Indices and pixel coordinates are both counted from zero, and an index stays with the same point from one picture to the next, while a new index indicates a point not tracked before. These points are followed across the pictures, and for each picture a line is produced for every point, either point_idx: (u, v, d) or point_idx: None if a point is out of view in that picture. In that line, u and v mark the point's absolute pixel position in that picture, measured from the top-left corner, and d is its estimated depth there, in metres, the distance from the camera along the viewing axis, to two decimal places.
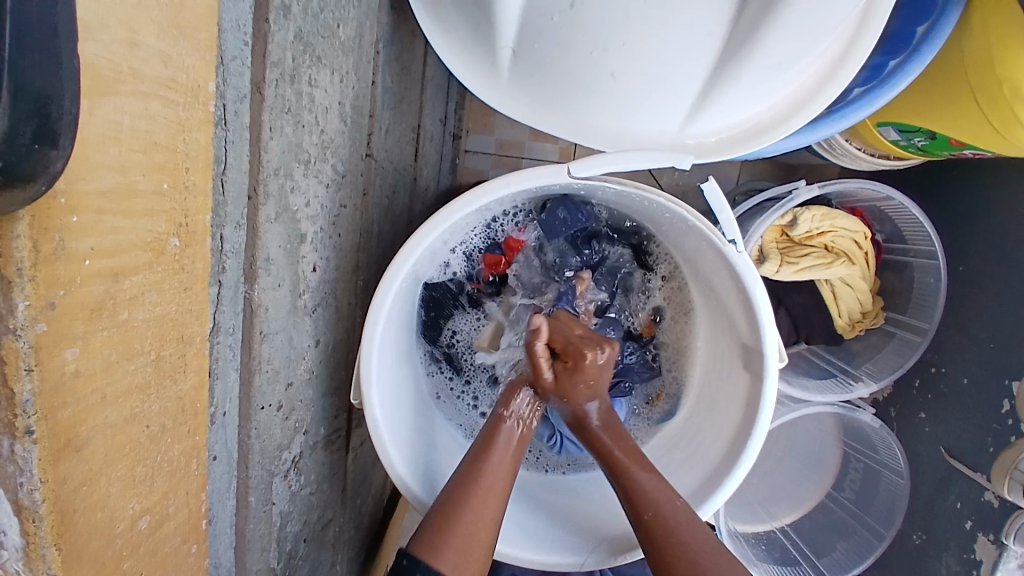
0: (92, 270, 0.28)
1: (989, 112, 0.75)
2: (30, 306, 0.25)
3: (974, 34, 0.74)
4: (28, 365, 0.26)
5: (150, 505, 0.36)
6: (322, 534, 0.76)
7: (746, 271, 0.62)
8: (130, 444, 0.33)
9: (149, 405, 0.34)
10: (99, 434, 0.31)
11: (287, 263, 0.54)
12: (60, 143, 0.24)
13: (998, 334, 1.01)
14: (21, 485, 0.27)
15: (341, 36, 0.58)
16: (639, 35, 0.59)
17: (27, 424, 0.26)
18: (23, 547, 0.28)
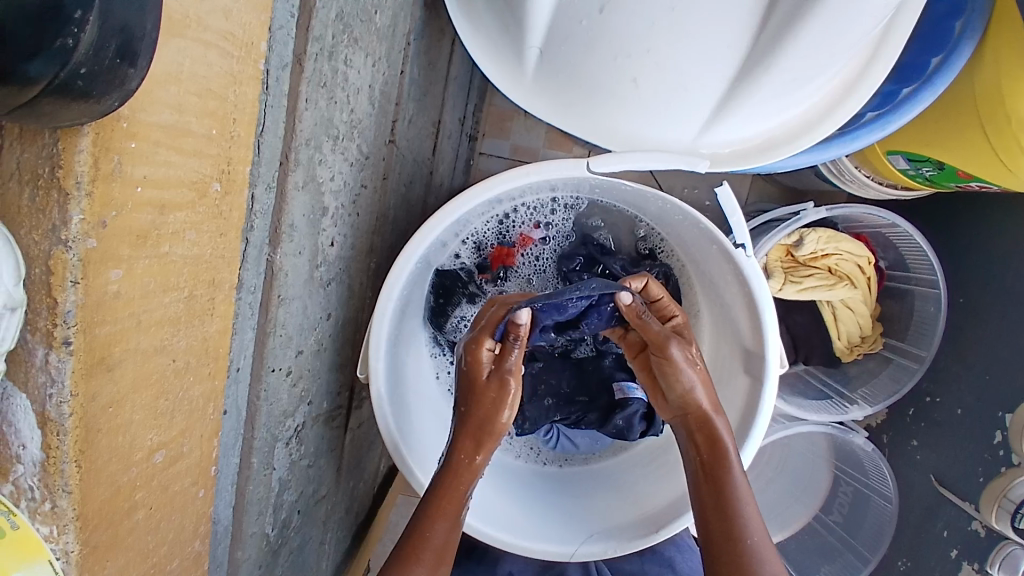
0: (145, 197, 0.30)
1: (994, 143, 0.77)
2: (84, 221, 0.27)
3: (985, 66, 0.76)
4: (75, 278, 0.27)
5: (167, 440, 0.37)
6: (315, 510, 0.77)
7: (752, 275, 0.64)
8: (157, 375, 0.35)
9: (177, 341, 0.36)
10: (130, 359, 0.32)
11: (308, 233, 0.56)
12: (138, 63, 0.26)
13: (994, 366, 1.02)
14: (51, 397, 0.29)
15: (377, 23, 0.60)
16: (663, 42, 0.61)
17: (65, 335, 0.28)
18: (42, 460, 0.30)
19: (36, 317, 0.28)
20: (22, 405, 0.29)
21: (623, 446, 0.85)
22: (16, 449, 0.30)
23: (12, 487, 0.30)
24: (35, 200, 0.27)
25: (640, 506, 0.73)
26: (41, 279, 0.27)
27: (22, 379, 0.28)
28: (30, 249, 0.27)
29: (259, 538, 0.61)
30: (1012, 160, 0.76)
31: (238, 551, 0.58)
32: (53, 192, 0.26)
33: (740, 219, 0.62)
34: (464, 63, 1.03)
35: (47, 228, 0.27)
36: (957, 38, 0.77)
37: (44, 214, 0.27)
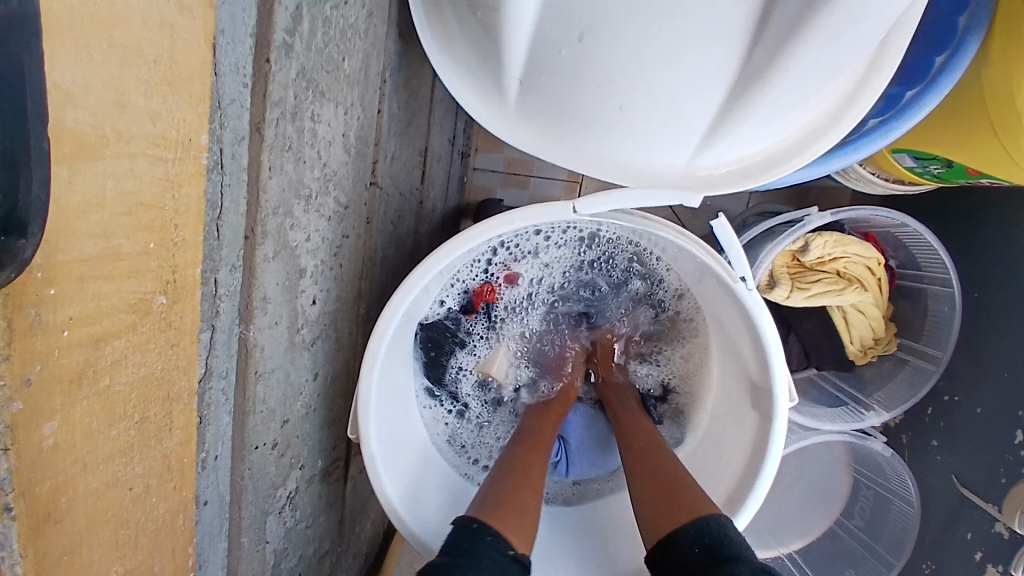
0: (65, 330, 0.28)
1: (1005, 143, 0.72)
2: (5, 386, 0.25)
3: (993, 64, 0.71)
4: (4, 444, 0.25)
5: (133, 566, 0.35)
6: (318, 566, 0.74)
7: (755, 309, 0.60)
8: (113, 509, 0.33)
9: (133, 468, 0.35)
10: (79, 503, 0.30)
11: (285, 300, 0.53)
12: (29, 231, 0.24)
13: (1014, 364, 0.98)
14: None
15: (347, 69, 0.57)
16: (650, 70, 0.58)
17: (6, 502, 0.26)
18: None
19: None
20: None
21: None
22: None
23: None
24: None
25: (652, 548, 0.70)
26: None
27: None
28: None
29: None
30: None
31: None
32: None
33: (739, 253, 0.58)
34: None
35: None
36: (962, 33, 0.72)
37: None
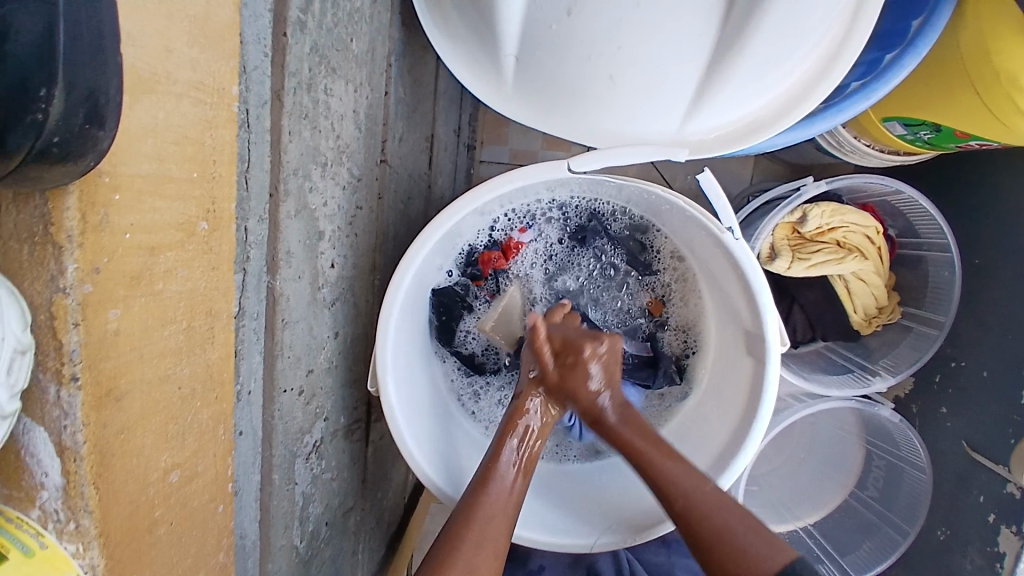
0: (122, 234, 0.33)
1: (987, 102, 0.76)
2: (78, 268, 0.31)
3: (967, 27, 0.76)
4: (75, 319, 0.32)
5: (180, 461, 0.41)
6: (344, 522, 0.79)
7: (743, 256, 0.64)
8: (164, 402, 0.39)
9: (182, 369, 0.40)
10: (137, 388, 0.36)
11: (306, 258, 0.59)
12: (106, 125, 0.31)
13: (1011, 327, 1.01)
14: (66, 427, 0.32)
15: (355, 50, 0.63)
16: (632, 38, 0.63)
17: (72, 371, 0.32)
18: (63, 485, 0.33)
19: (44, 358, 0.32)
20: (43, 437, 0.33)
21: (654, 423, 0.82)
22: (40, 477, 0.33)
23: (39, 512, 0.34)
24: (34, 254, 0.32)
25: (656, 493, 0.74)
26: (45, 323, 0.32)
27: (37, 414, 0.33)
28: (33, 298, 0.32)
29: (288, 552, 0.64)
30: (1006, 116, 0.76)
31: (268, 564, 0.60)
32: (48, 246, 0.31)
33: (723, 203, 0.62)
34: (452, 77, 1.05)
35: (47, 278, 0.31)
36: None
37: (42, 265, 0.31)
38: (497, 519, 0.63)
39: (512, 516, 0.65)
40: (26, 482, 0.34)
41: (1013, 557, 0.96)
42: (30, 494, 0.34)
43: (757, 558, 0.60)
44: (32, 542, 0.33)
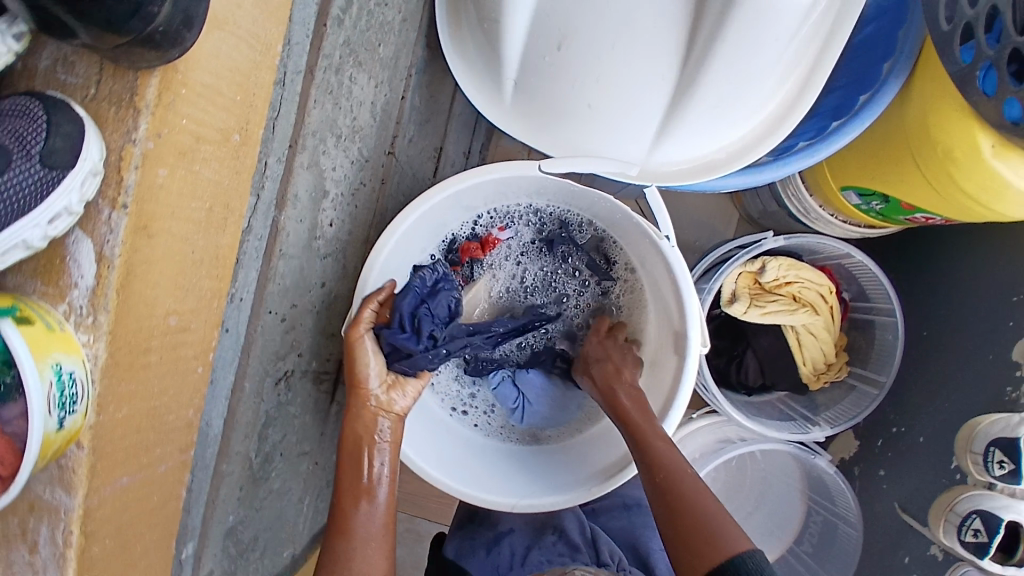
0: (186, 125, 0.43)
1: (926, 172, 0.87)
2: (148, 128, 0.40)
3: (914, 99, 0.86)
4: (137, 164, 0.40)
5: (180, 308, 0.48)
6: (297, 463, 0.87)
7: (676, 263, 0.75)
8: (182, 257, 0.47)
9: (196, 240, 0.48)
10: (164, 237, 0.44)
11: (309, 207, 0.71)
12: (193, 30, 0.39)
13: (953, 395, 1.04)
14: (108, 241, 0.40)
15: (381, 54, 0.78)
16: (608, 74, 0.77)
17: (125, 200, 0.40)
18: (94, 286, 0.41)
19: (107, 186, 0.40)
20: (86, 246, 0.40)
21: (591, 417, 0.91)
22: (75, 278, 0.41)
23: (65, 308, 0.41)
24: (116, 112, 0.40)
25: (584, 471, 0.82)
26: (113, 163, 0.40)
27: (88, 228, 0.40)
28: (109, 143, 0.40)
29: (242, 461, 0.72)
30: (941, 186, 0.86)
31: (223, 463, 0.69)
32: (130, 109, 0.39)
33: (663, 212, 0.74)
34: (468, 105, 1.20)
35: (123, 130, 0.39)
36: (888, 76, 0.88)
37: (121, 121, 0.40)
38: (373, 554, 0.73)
39: (386, 547, 0.74)
40: (61, 282, 0.41)
41: None
42: (60, 292, 0.41)
43: (720, 543, 0.68)
44: (53, 325, 0.40)
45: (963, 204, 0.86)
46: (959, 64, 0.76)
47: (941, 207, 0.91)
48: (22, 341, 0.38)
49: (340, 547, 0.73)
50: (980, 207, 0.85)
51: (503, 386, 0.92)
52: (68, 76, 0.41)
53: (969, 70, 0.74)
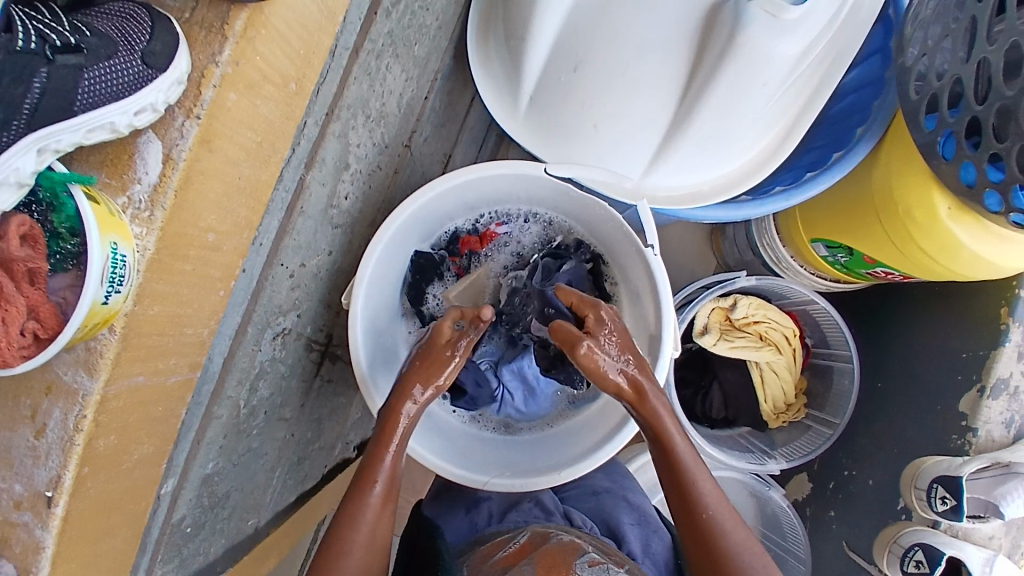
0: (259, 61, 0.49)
1: (887, 229, 0.95)
2: (229, 56, 0.46)
3: (883, 162, 0.95)
4: (215, 84, 0.46)
5: (216, 228, 0.52)
6: (276, 427, 0.89)
7: (657, 269, 0.82)
8: (228, 179, 0.51)
9: (241, 168, 0.52)
10: (217, 156, 0.48)
11: (332, 174, 0.76)
12: None
13: (899, 441, 1.11)
14: (177, 146, 0.45)
15: (414, 52, 0.85)
16: (616, 98, 0.85)
17: (198, 112, 0.45)
18: (156, 185, 0.45)
19: (184, 98, 0.45)
20: (155, 148, 0.45)
21: (563, 414, 0.97)
22: (138, 175, 0.45)
23: (123, 202, 0.45)
24: (206, 34, 0.46)
25: (550, 461, 0.88)
26: (193, 81, 0.45)
27: (160, 132, 0.45)
28: (195, 60, 0.46)
29: (230, 406, 0.74)
30: (902, 243, 0.94)
31: (215, 404, 0.71)
32: (217, 35, 0.46)
33: (651, 222, 0.81)
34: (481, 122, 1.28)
35: (209, 54, 0.46)
36: (860, 137, 0.98)
37: (208, 45, 0.46)
38: (366, 541, 0.74)
39: (381, 536, 0.76)
40: (124, 176, 0.45)
41: None
42: (121, 186, 0.46)
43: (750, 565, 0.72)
44: (114, 211, 0.44)
45: (918, 259, 0.94)
46: (921, 129, 0.82)
47: (903, 263, 0.98)
48: (92, 215, 0.41)
49: (349, 511, 0.74)
50: (935, 265, 0.92)
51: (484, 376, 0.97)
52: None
53: (930, 137, 0.81)
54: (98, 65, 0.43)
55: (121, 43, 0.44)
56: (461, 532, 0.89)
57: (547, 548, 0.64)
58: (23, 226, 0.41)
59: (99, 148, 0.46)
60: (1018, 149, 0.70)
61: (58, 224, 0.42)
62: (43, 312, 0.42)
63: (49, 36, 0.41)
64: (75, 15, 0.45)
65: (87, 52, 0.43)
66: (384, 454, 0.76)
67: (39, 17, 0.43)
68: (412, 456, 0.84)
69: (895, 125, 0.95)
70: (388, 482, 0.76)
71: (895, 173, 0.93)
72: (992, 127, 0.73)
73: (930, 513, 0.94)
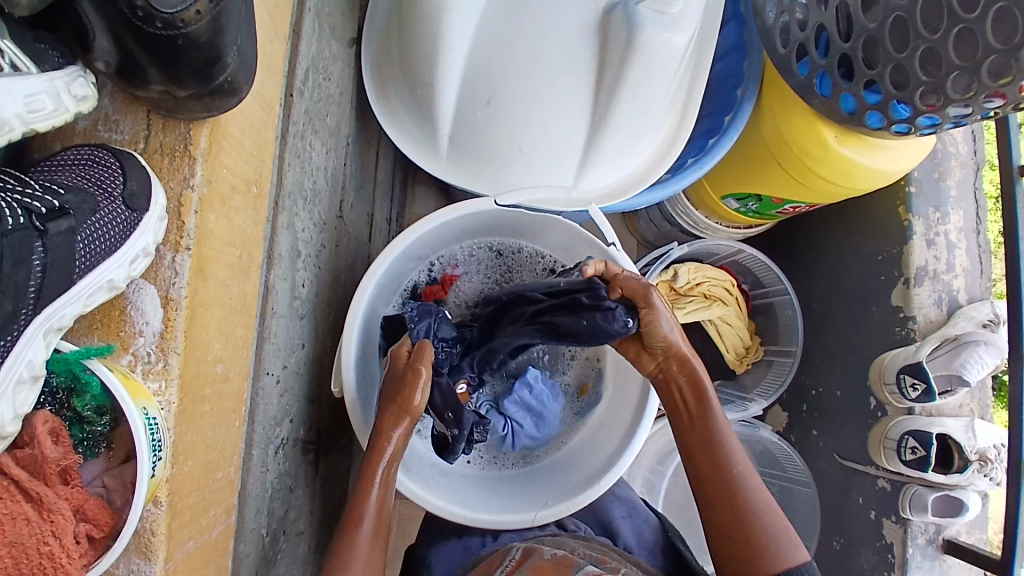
0: (226, 172, 0.55)
1: (788, 172, 1.01)
2: (203, 175, 0.52)
3: (765, 116, 1.02)
4: (196, 208, 0.51)
5: (223, 357, 0.56)
6: (297, 544, 0.82)
7: (625, 264, 0.89)
8: (215, 304, 0.54)
9: (227, 287, 0.55)
10: (205, 287, 0.52)
11: (289, 268, 0.73)
12: (227, 96, 0.51)
13: (852, 348, 1.21)
14: (173, 283, 0.50)
15: (329, 125, 0.84)
16: (535, 119, 0.87)
17: (187, 242, 0.51)
18: (161, 330, 0.49)
19: (168, 233, 0.51)
20: (150, 293, 0.50)
21: (573, 427, 0.99)
22: (139, 328, 0.49)
23: (130, 359, 0.49)
24: (173, 163, 0.52)
25: (583, 474, 0.90)
26: (173, 208, 0.51)
27: (151, 276, 0.50)
28: (169, 190, 0.51)
29: (256, 539, 0.68)
30: (803, 177, 1.00)
31: (242, 542, 0.65)
32: (185, 161, 0.51)
33: (608, 224, 0.87)
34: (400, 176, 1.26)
35: (181, 178, 0.51)
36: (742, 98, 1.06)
37: (178, 171, 0.52)
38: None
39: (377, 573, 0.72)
40: (124, 333, 0.49)
41: (900, 542, 1.08)
42: (123, 345, 0.49)
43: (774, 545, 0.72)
44: (127, 372, 0.48)
45: (825, 190, 1.00)
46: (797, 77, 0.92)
47: (807, 196, 1.04)
48: (120, 383, 0.45)
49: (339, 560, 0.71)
50: (837, 188, 0.99)
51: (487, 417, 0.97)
52: (110, 132, 0.53)
53: (807, 80, 0.91)
54: (88, 222, 0.48)
55: (100, 194, 0.48)
56: (456, 555, 0.86)
57: (538, 564, 0.68)
58: (49, 423, 0.44)
59: (83, 315, 0.50)
60: (889, 70, 0.81)
61: (82, 406, 0.46)
62: (91, 509, 0.44)
63: (36, 206, 0.45)
64: (34, 175, 0.49)
65: (76, 213, 0.48)
66: (370, 490, 0.74)
67: (18, 188, 0.46)
68: (452, 518, 0.83)
69: (766, 79, 1.04)
70: (378, 516, 0.74)
71: (779, 120, 0.99)
72: (862, 58, 0.84)
73: (905, 402, 1.08)
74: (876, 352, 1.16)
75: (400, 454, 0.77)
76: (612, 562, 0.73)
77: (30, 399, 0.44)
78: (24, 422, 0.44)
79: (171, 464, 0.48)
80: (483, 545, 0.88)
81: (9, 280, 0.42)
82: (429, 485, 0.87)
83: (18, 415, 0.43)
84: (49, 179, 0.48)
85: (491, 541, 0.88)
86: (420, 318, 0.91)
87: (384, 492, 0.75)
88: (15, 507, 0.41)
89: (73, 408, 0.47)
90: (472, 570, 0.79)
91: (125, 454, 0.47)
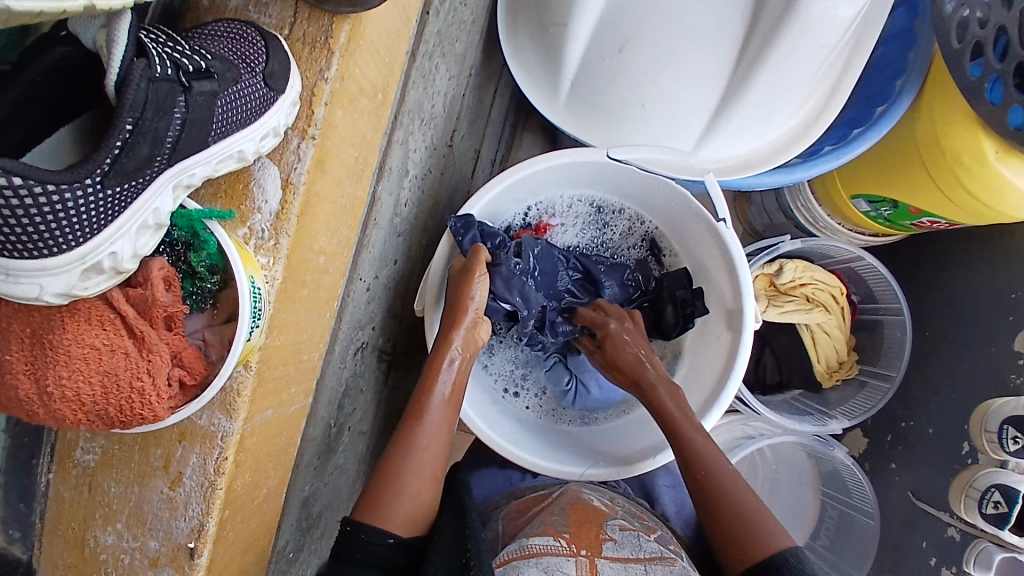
0: (358, 73, 0.56)
1: (936, 181, 0.90)
2: (338, 70, 0.54)
3: (925, 112, 0.91)
4: (325, 101, 0.54)
5: (325, 250, 0.59)
6: (357, 442, 0.88)
7: (731, 244, 0.84)
8: (322, 197, 0.56)
9: (339, 187, 0.59)
10: (317, 180, 0.55)
11: (397, 182, 0.75)
12: (370, 0, 0.51)
13: (958, 386, 1.09)
14: (294, 168, 0.53)
15: (457, 49, 0.84)
16: (664, 74, 0.83)
17: (312, 132, 0.54)
18: (277, 212, 0.52)
19: (297, 121, 0.54)
20: (273, 174, 0.53)
21: (638, 398, 0.97)
22: (258, 205, 0.53)
23: (246, 232, 0.52)
24: (312, 54, 0.54)
25: (639, 443, 0.89)
26: (306, 98, 0.54)
27: (276, 158, 0.53)
28: (305, 80, 0.54)
29: (324, 426, 0.74)
30: (950, 191, 0.89)
31: (312, 425, 0.70)
32: (323, 54, 0.54)
33: (721, 198, 0.82)
34: (517, 117, 1.25)
35: (316, 70, 0.54)
36: (902, 88, 0.94)
37: (315, 63, 0.54)
38: (427, 463, 0.72)
39: (438, 454, 0.74)
40: (245, 207, 0.53)
41: None
42: (241, 219, 0.53)
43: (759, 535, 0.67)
44: (242, 242, 0.51)
45: (972, 210, 0.89)
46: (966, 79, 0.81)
47: (950, 213, 0.93)
48: (234, 250, 0.48)
49: (400, 446, 0.72)
50: (990, 210, 0.87)
51: (554, 368, 0.97)
52: (258, 15, 0.55)
53: (976, 83, 0.80)
54: (228, 90, 0.48)
55: (243, 67, 0.50)
56: (497, 484, 0.89)
57: (577, 503, 0.70)
58: (163, 270, 0.48)
59: (211, 183, 0.54)
60: None
61: (197, 262, 0.50)
62: (185, 357, 0.49)
63: (184, 63, 0.46)
64: (187, 39, 0.50)
65: (219, 78, 0.48)
66: (436, 382, 0.76)
67: (170, 44, 0.46)
68: (504, 455, 0.85)
69: (934, 72, 0.92)
70: (446, 413, 0.76)
71: (937, 123, 0.88)
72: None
73: (999, 453, 0.96)
74: (984, 396, 1.04)
75: (469, 351, 0.79)
76: (649, 521, 0.74)
77: (150, 245, 0.48)
78: (141, 264, 0.49)
79: (266, 333, 0.52)
80: (523, 479, 0.90)
81: (149, 126, 0.43)
82: (489, 419, 0.89)
83: (137, 255, 0.47)
84: (200, 45, 0.49)
85: (531, 477, 0.89)
86: (465, 229, 0.84)
87: (453, 386, 0.77)
88: (115, 340, 0.45)
89: (188, 263, 0.51)
90: (513, 500, 0.80)
91: (227, 316, 0.51)
